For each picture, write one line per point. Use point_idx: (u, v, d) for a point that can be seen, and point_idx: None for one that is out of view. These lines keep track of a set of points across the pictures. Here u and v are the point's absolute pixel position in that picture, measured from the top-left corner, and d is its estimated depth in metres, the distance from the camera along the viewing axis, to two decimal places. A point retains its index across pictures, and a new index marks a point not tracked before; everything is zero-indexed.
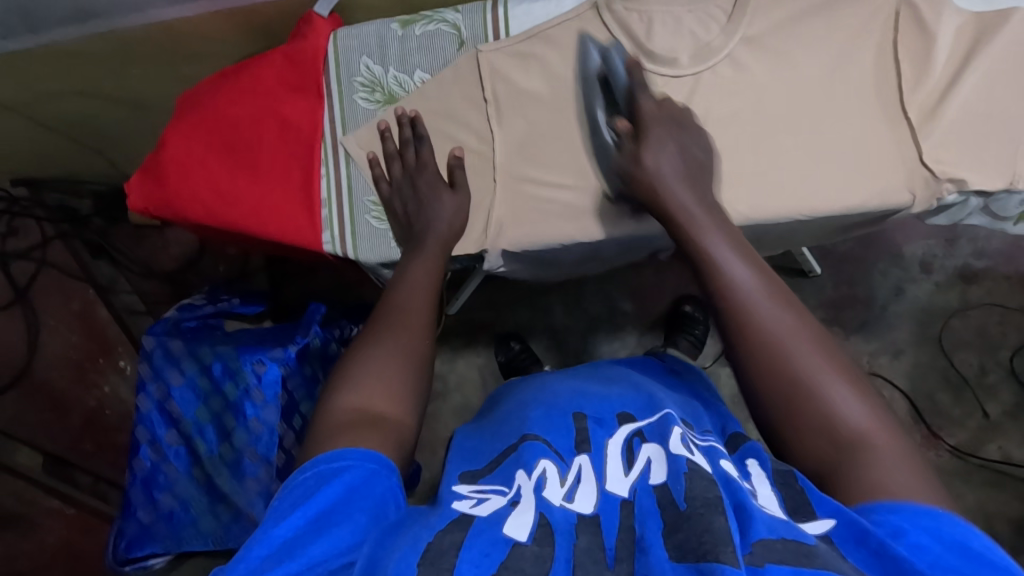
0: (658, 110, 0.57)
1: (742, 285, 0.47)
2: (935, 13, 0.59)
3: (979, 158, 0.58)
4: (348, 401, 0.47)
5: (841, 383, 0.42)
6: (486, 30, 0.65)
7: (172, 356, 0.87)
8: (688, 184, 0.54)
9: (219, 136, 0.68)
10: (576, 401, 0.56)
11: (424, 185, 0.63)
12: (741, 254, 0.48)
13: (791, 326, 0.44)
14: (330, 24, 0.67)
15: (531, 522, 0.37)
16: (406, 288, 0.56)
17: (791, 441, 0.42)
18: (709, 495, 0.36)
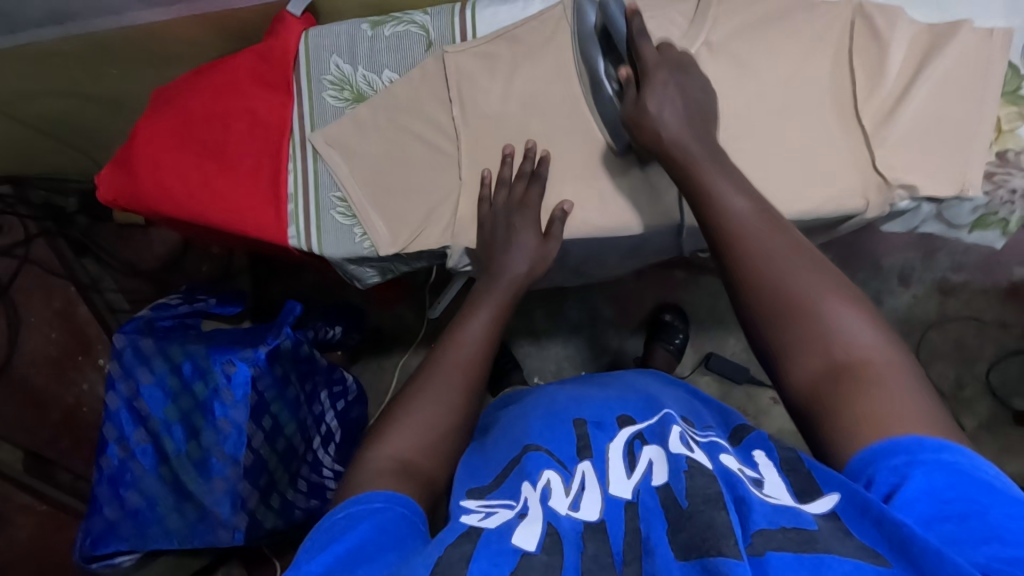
0: (660, 59, 0.57)
1: (741, 221, 0.50)
2: (890, 22, 0.60)
3: (929, 166, 0.59)
4: (384, 451, 0.50)
5: (844, 310, 0.44)
6: (453, 32, 0.66)
7: (143, 354, 0.86)
8: (689, 126, 0.56)
9: (190, 132, 0.69)
10: (576, 406, 0.58)
11: None
12: (744, 196, 0.51)
13: (791, 258, 0.48)
14: (302, 24, 0.69)
15: (539, 532, 0.39)
16: (465, 336, 0.58)
17: (794, 365, 0.45)
18: (709, 491, 0.37)
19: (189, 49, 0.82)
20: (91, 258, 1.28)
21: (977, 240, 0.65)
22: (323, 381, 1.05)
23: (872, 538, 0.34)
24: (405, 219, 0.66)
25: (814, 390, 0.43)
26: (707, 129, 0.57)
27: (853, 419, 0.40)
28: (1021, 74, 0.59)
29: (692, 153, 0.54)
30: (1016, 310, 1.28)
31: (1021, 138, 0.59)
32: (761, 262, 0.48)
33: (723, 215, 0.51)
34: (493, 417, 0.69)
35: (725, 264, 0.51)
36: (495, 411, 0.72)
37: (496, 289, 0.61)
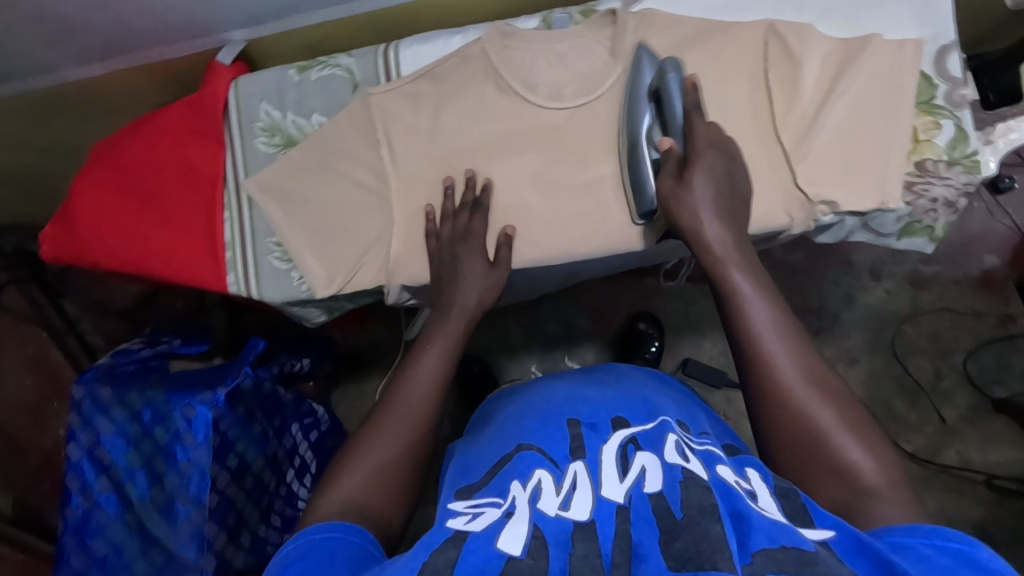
0: (712, 136, 0.57)
1: (768, 335, 0.51)
2: (801, 41, 0.61)
3: (852, 180, 0.59)
4: (336, 497, 0.49)
5: (852, 439, 0.46)
6: (378, 73, 0.67)
7: (102, 404, 0.86)
8: (725, 222, 0.56)
9: (126, 187, 0.69)
10: (570, 405, 0.56)
11: (464, 248, 0.63)
12: (769, 301, 0.52)
13: (816, 384, 0.49)
14: (231, 71, 0.70)
15: (525, 535, 0.39)
16: (416, 378, 0.57)
17: (814, 492, 0.46)
18: (704, 503, 0.37)
19: (129, 101, 0.83)
20: (67, 299, 1.30)
21: (908, 247, 0.66)
22: (292, 415, 1.05)
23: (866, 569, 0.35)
24: (338, 259, 0.66)
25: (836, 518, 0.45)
26: (741, 227, 0.57)
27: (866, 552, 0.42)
28: (934, 84, 0.59)
29: (726, 253, 0.54)
30: (988, 299, 1.27)
31: (938, 146, 0.59)
32: (785, 380, 0.49)
33: (750, 330, 0.51)
34: (489, 412, 0.68)
35: (750, 371, 0.51)
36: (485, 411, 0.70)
37: (450, 321, 0.62)
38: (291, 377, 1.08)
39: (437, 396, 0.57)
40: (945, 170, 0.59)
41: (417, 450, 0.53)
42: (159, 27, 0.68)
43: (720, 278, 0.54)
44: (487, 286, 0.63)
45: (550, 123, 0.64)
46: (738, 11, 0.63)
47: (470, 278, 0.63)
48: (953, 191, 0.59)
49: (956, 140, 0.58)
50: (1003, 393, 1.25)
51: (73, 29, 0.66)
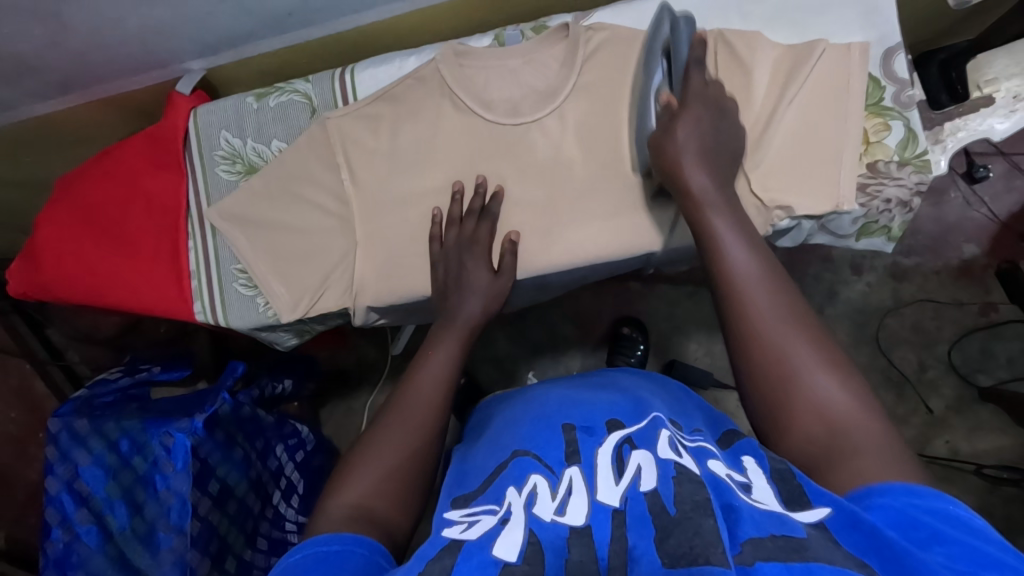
0: (705, 90, 0.57)
1: (747, 273, 0.50)
2: (749, 48, 0.61)
3: (808, 185, 0.60)
4: (344, 501, 0.48)
5: (827, 374, 0.45)
6: (335, 97, 0.68)
7: (80, 436, 0.86)
8: (706, 165, 0.55)
9: (89, 222, 0.70)
10: (565, 411, 0.56)
11: (470, 260, 0.63)
12: (746, 241, 0.52)
13: (795, 323, 0.48)
14: (190, 100, 0.70)
15: (521, 540, 0.38)
16: (425, 381, 0.57)
17: (787, 433, 0.46)
18: (698, 498, 0.36)
19: (93, 134, 0.83)
20: (52, 329, 1.31)
21: (867, 247, 0.65)
22: (275, 437, 1.05)
23: (859, 549, 0.34)
24: (302, 281, 0.66)
25: (809, 454, 0.44)
26: (726, 173, 0.56)
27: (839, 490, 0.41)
28: (882, 86, 0.60)
29: (705, 196, 0.54)
30: (969, 289, 1.27)
31: (888, 148, 0.59)
32: (761, 314, 0.48)
33: (729, 272, 0.51)
34: (485, 416, 0.68)
35: (727, 309, 0.50)
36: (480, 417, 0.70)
37: (453, 329, 0.62)
38: (274, 399, 1.09)
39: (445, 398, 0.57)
40: (896, 171, 0.59)
41: (428, 453, 0.53)
42: (116, 62, 0.69)
43: (699, 219, 0.54)
44: (496, 287, 0.63)
45: (507, 138, 0.65)
46: None
47: (477, 284, 0.63)
48: (906, 190, 0.60)
49: (906, 141, 0.59)
50: (989, 381, 1.25)
51: (31, 67, 0.66)
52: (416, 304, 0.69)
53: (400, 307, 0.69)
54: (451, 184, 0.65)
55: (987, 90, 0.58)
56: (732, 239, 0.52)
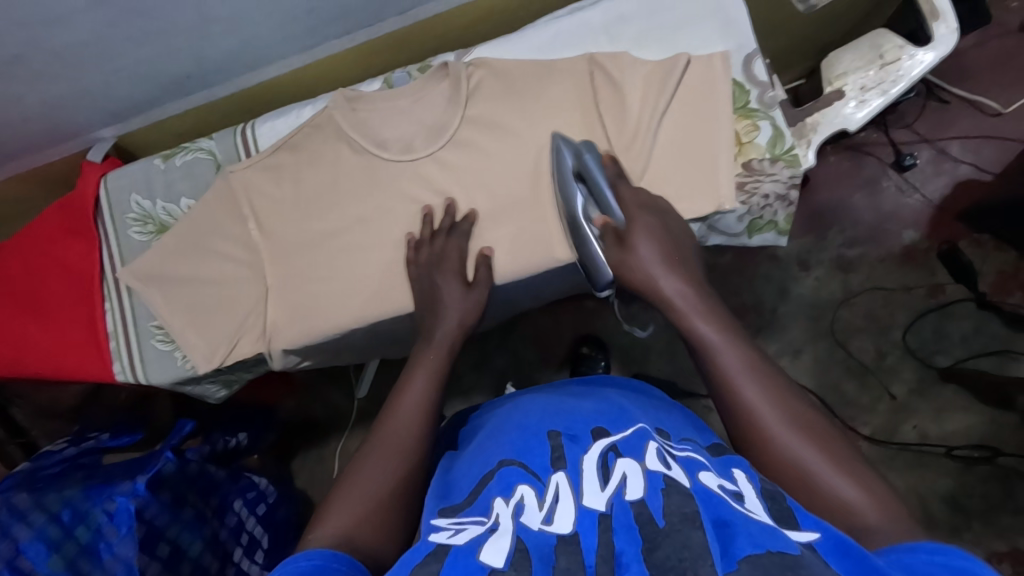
0: (640, 198, 0.60)
1: (740, 377, 0.50)
2: (620, 67, 0.64)
3: (689, 190, 0.62)
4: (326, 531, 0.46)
5: (833, 468, 0.45)
6: (238, 150, 0.70)
7: (18, 511, 0.83)
8: (677, 271, 0.58)
9: (8, 293, 0.71)
10: (551, 418, 0.54)
11: (446, 272, 0.63)
12: (734, 345, 0.52)
13: (795, 425, 0.47)
14: (100, 167, 0.73)
15: (508, 548, 0.36)
16: (407, 407, 0.56)
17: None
18: (686, 510, 0.35)
19: (20, 209, 0.85)
20: (16, 406, 1.31)
21: (762, 243, 0.69)
22: (231, 491, 1.05)
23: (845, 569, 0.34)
24: (215, 330, 0.68)
25: None
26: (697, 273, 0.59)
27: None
28: (747, 90, 0.63)
29: (684, 298, 0.56)
30: (916, 273, 1.29)
31: (760, 146, 0.62)
32: (756, 413, 0.48)
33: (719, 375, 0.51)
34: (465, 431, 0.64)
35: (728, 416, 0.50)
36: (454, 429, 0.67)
37: (428, 352, 0.61)
38: (230, 453, 1.10)
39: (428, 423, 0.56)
40: (770, 167, 0.62)
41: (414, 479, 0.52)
42: (27, 137, 0.71)
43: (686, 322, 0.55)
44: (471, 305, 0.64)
45: (405, 173, 0.67)
46: (560, 48, 0.67)
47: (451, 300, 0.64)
48: (782, 185, 0.63)
49: (774, 138, 0.62)
50: (947, 361, 1.25)
51: None
52: (333, 343, 0.70)
53: (319, 347, 0.70)
54: (356, 222, 0.67)
55: (836, 85, 0.61)
56: (716, 334, 0.53)
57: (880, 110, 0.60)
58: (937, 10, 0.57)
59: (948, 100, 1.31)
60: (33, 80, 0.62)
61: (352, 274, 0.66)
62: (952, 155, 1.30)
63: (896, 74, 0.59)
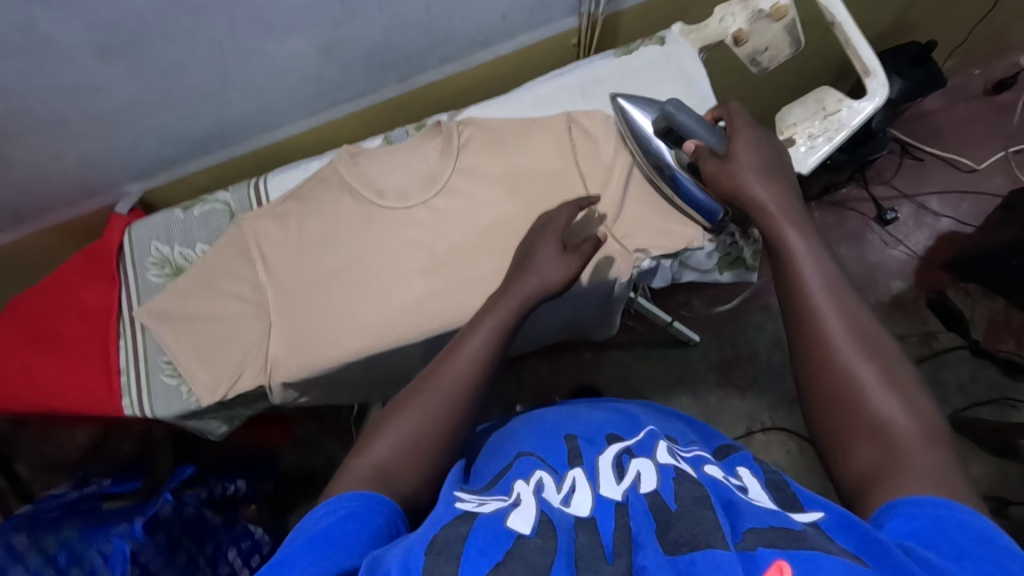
0: (745, 120, 0.61)
1: (817, 289, 0.49)
2: (595, 122, 0.72)
3: (659, 230, 0.68)
4: (373, 458, 0.48)
5: (886, 388, 0.43)
6: (251, 200, 0.78)
7: (15, 552, 0.85)
8: (774, 184, 0.56)
9: (30, 332, 0.76)
10: (566, 425, 0.58)
11: (553, 233, 0.65)
12: (819, 259, 0.50)
13: (858, 342, 0.46)
14: (125, 218, 0.79)
15: (533, 519, 0.40)
16: (461, 355, 0.54)
17: (846, 451, 0.43)
18: (698, 494, 0.38)
19: (50, 258, 0.92)
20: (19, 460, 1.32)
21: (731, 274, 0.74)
22: (225, 540, 1.03)
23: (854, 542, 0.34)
24: (218, 363, 0.72)
25: (861, 485, 0.41)
26: (793, 191, 0.57)
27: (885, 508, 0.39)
28: None
29: (777, 206, 0.54)
30: (907, 321, 1.31)
31: None
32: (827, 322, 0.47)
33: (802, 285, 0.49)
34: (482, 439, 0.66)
35: (792, 321, 0.50)
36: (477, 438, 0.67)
37: (512, 294, 0.60)
38: (228, 501, 1.10)
39: (485, 375, 0.54)
40: None
41: (458, 425, 0.51)
42: (63, 192, 0.79)
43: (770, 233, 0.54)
44: (559, 274, 0.61)
45: (402, 220, 0.73)
46: (542, 107, 0.75)
47: (537, 266, 0.62)
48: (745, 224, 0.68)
49: None
50: (947, 411, 1.25)
51: None
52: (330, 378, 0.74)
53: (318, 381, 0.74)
54: (357, 265, 0.73)
55: (787, 133, 0.67)
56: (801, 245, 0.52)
57: (825, 157, 0.65)
58: (868, 68, 0.65)
59: (922, 158, 1.39)
60: (74, 139, 0.70)
61: (351, 312, 0.71)
62: (931, 210, 1.36)
63: (838, 124, 0.65)
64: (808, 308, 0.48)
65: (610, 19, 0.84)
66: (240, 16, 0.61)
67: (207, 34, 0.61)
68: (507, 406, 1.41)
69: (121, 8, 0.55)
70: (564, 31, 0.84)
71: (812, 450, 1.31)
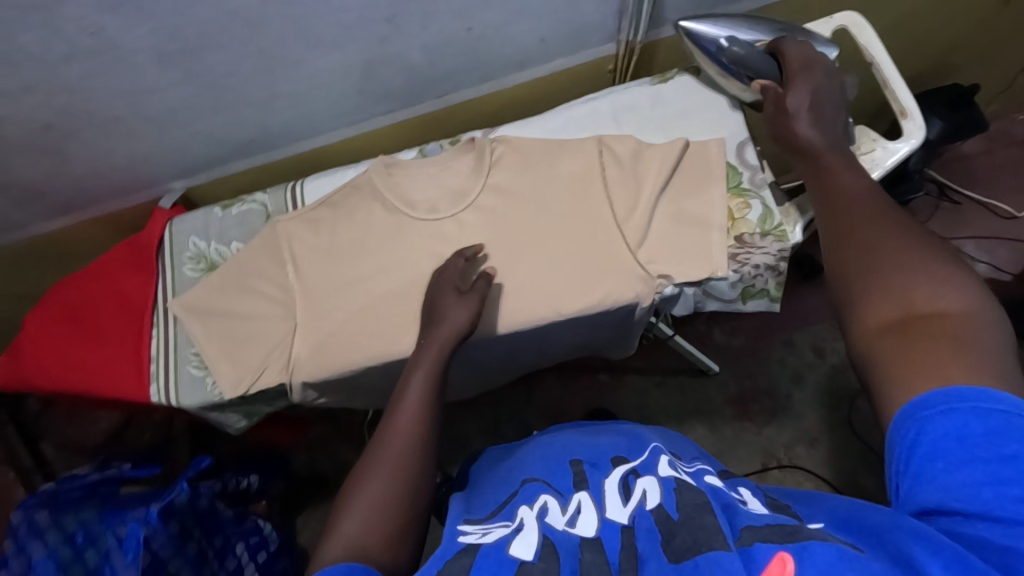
0: (804, 59, 0.62)
1: (855, 189, 0.51)
2: (626, 148, 0.73)
3: (683, 256, 0.68)
4: (340, 543, 0.47)
5: (918, 258, 0.44)
6: (286, 203, 0.80)
7: (37, 528, 0.88)
8: (820, 126, 0.58)
9: (69, 317, 0.80)
10: (571, 447, 0.59)
11: (447, 280, 0.68)
12: (858, 172, 0.53)
13: (893, 223, 0.47)
14: (167, 213, 0.83)
15: (536, 543, 0.43)
16: (403, 410, 0.56)
17: (865, 306, 0.44)
18: (698, 502, 0.42)
19: (93, 247, 0.96)
20: (45, 441, 1.37)
21: (755, 308, 0.73)
22: (235, 534, 1.06)
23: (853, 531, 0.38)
24: (243, 359, 0.74)
25: (884, 335, 0.42)
26: (835, 129, 0.59)
27: (905, 366, 0.40)
28: (739, 172, 0.70)
29: (821, 138, 0.57)
30: None
31: (751, 222, 0.68)
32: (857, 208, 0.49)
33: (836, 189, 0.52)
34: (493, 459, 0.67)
35: (825, 211, 0.51)
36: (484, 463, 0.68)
37: (438, 334, 0.63)
38: (240, 495, 1.12)
39: (428, 425, 0.56)
40: (760, 240, 0.68)
41: (416, 474, 0.52)
42: (112, 186, 0.83)
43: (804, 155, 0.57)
44: (466, 321, 0.64)
45: (430, 232, 0.75)
46: (573, 131, 0.76)
47: (447, 316, 0.64)
48: (772, 257, 0.68)
49: (764, 215, 0.68)
50: None
51: (38, 193, 0.81)
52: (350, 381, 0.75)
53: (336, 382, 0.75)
54: (385, 272, 0.74)
55: None
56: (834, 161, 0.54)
57: None
58: (905, 109, 0.64)
59: (959, 202, 1.36)
60: (127, 138, 0.74)
61: (374, 314, 0.73)
62: (968, 254, 1.32)
63: (872, 163, 0.64)
64: (841, 200, 0.51)
65: (647, 47, 0.86)
66: (291, 30, 0.64)
67: (259, 45, 0.64)
68: (520, 423, 1.41)
69: (183, 20, 0.59)
70: (601, 57, 0.85)
71: (829, 493, 1.28)
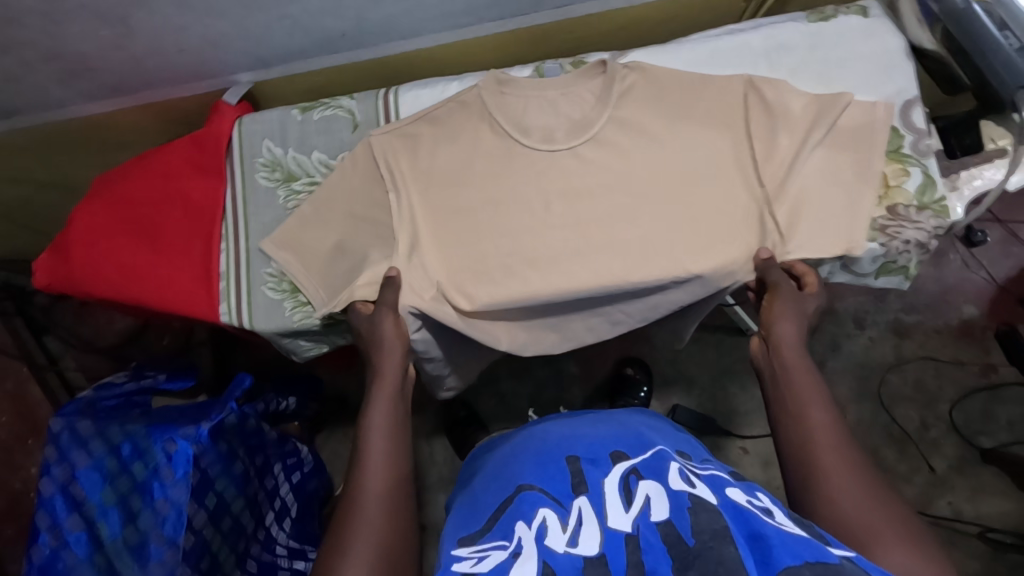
0: None
1: (816, 430, 0.52)
2: (777, 91, 0.64)
3: (826, 224, 0.63)
4: None
5: (893, 543, 0.44)
6: (378, 115, 0.71)
7: (81, 437, 0.84)
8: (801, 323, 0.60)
9: (126, 218, 0.71)
10: (568, 443, 0.55)
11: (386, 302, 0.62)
12: (823, 399, 0.54)
13: (844, 460, 0.49)
14: (236, 110, 0.73)
15: (535, 571, 0.40)
16: (366, 474, 0.53)
17: None
18: (716, 527, 0.40)
19: (136, 137, 0.84)
20: (53, 335, 1.23)
21: (885, 285, 0.69)
22: (275, 455, 1.03)
23: None
24: (332, 276, 0.67)
25: None
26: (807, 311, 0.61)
27: None
28: (901, 135, 0.64)
29: (790, 348, 0.58)
30: (970, 349, 1.26)
31: (907, 192, 0.63)
32: (814, 442, 0.51)
33: (805, 426, 0.52)
34: (479, 464, 0.66)
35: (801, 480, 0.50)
36: (476, 464, 0.67)
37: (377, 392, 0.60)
38: (278, 416, 1.08)
39: (398, 479, 0.54)
40: (916, 214, 0.62)
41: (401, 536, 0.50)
42: (172, 70, 0.72)
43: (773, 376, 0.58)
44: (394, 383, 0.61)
45: (542, 164, 0.67)
46: (715, 67, 0.68)
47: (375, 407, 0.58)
48: (925, 233, 0.62)
49: (924, 186, 0.62)
50: (990, 443, 1.21)
51: (87, 68, 0.69)
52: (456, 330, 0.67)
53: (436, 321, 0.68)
54: (486, 203, 0.67)
55: (999, 143, 0.62)
56: (798, 378, 0.56)
57: None
58: None
59: None
60: (200, 16, 0.63)
61: (469, 244, 0.66)
62: None
63: None
64: (809, 440, 0.51)
65: None
66: None
67: None
68: (549, 363, 1.34)
69: None
70: None
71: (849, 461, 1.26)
